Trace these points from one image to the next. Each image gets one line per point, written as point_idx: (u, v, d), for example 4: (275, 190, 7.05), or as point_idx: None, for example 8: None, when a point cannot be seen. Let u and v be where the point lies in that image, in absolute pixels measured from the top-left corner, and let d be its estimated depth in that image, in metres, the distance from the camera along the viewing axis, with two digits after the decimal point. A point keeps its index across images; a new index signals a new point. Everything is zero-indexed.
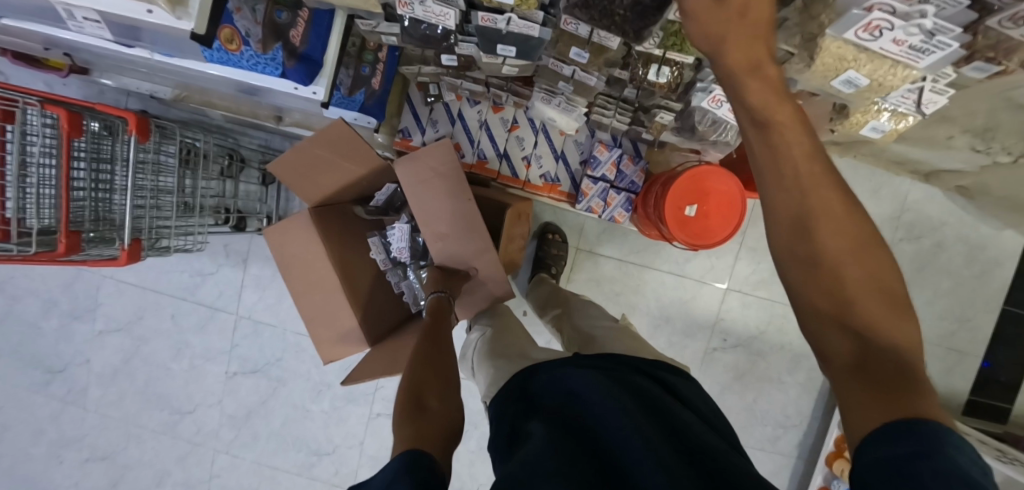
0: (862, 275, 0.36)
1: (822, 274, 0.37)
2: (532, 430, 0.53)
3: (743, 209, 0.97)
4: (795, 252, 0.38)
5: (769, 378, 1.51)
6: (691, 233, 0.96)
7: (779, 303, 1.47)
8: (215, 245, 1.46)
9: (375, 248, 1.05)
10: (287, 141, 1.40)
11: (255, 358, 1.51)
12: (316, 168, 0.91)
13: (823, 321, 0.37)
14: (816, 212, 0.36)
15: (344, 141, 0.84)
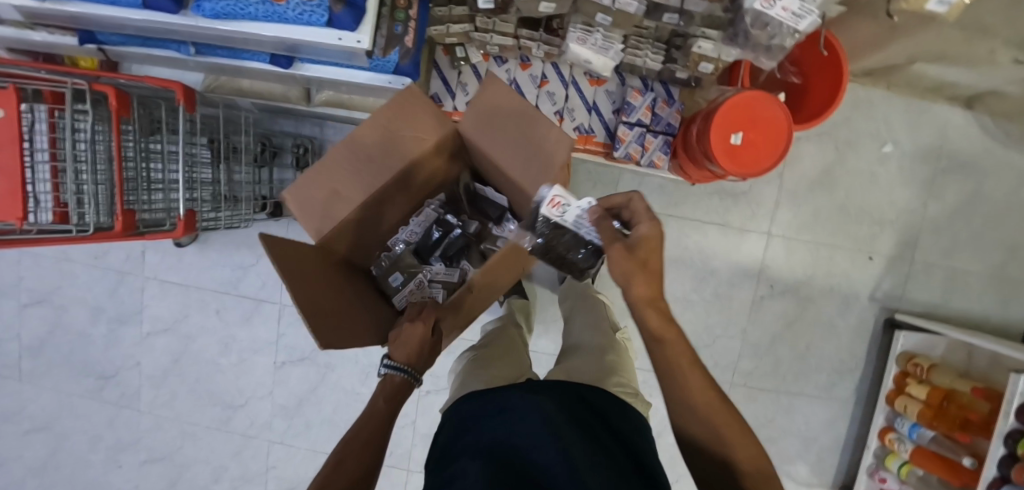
0: (727, 432, 0.51)
1: (702, 431, 0.52)
2: (464, 464, 0.48)
3: (791, 133, 0.94)
4: (685, 408, 0.53)
5: (820, 323, 1.47)
6: (741, 162, 0.94)
7: (822, 245, 1.44)
8: (254, 236, 1.48)
9: (426, 205, 0.98)
10: (315, 126, 1.42)
11: (301, 346, 1.52)
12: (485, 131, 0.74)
13: (706, 457, 0.52)
14: (694, 384, 0.52)
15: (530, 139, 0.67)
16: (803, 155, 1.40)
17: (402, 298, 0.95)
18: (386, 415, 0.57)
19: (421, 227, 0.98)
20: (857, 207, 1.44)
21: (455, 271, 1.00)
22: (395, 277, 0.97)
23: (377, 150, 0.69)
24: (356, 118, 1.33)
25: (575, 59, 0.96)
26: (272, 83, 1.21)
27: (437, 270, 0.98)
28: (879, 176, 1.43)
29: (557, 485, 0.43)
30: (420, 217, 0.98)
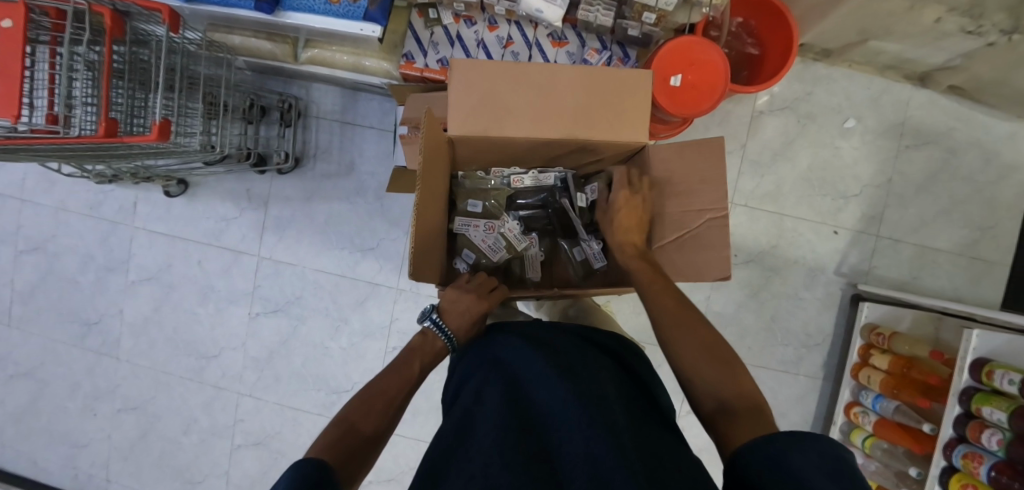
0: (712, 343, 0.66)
1: (703, 345, 0.67)
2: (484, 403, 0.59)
3: (727, 63, 0.99)
4: (682, 329, 0.70)
5: (784, 294, 1.48)
6: (686, 103, 1.02)
7: (786, 217, 1.47)
8: (239, 190, 1.57)
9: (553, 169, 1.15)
10: (303, 88, 1.53)
11: (276, 297, 1.57)
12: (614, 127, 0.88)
13: (713, 374, 0.63)
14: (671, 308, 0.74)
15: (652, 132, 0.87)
16: (765, 127, 1.45)
17: (465, 224, 1.17)
18: (406, 381, 0.78)
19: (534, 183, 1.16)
20: (820, 181, 1.47)
21: (524, 241, 1.20)
22: (473, 204, 1.18)
23: (545, 95, 0.83)
24: (338, 78, 1.43)
25: (528, 10, 1.06)
26: (261, 39, 1.32)
27: (511, 230, 1.18)
28: (840, 152, 1.47)
29: (552, 413, 0.54)
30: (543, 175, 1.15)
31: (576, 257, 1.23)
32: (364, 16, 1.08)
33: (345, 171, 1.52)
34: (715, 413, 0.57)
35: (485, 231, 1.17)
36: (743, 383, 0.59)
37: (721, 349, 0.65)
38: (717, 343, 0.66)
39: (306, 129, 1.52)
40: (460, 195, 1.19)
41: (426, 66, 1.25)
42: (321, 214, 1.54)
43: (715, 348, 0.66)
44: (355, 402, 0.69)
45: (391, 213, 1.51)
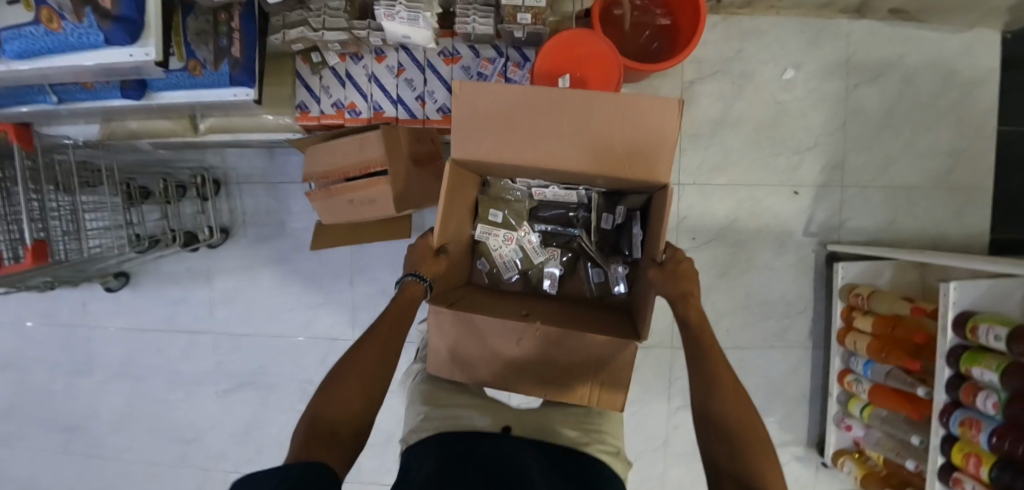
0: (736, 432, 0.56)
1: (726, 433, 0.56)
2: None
3: (603, 41, 0.89)
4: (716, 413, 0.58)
5: (755, 268, 1.38)
6: None
7: (741, 186, 1.37)
8: (181, 271, 1.55)
9: (579, 187, 1.08)
10: (218, 156, 1.48)
11: (241, 370, 1.54)
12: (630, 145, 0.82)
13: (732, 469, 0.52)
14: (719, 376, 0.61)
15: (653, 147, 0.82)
16: (700, 97, 1.35)
17: (486, 231, 1.10)
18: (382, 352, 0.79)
19: (559, 199, 1.13)
20: (769, 141, 1.37)
21: (544, 254, 1.14)
22: (494, 213, 1.11)
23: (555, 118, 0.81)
24: (243, 140, 1.37)
25: (394, 37, 0.98)
26: (158, 119, 1.30)
27: (531, 243, 1.12)
28: (785, 107, 1.36)
29: None
30: (569, 193, 1.10)
31: (592, 277, 1.14)
32: (231, 81, 1.00)
33: (278, 231, 1.47)
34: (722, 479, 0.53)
35: (503, 243, 1.10)
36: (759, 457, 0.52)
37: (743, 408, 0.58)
38: (745, 405, 0.59)
39: (230, 198, 1.48)
40: (481, 203, 1.11)
41: (321, 113, 1.18)
42: (266, 279, 1.48)
43: (736, 406, 0.58)
44: (335, 393, 0.72)
45: (331, 265, 1.44)
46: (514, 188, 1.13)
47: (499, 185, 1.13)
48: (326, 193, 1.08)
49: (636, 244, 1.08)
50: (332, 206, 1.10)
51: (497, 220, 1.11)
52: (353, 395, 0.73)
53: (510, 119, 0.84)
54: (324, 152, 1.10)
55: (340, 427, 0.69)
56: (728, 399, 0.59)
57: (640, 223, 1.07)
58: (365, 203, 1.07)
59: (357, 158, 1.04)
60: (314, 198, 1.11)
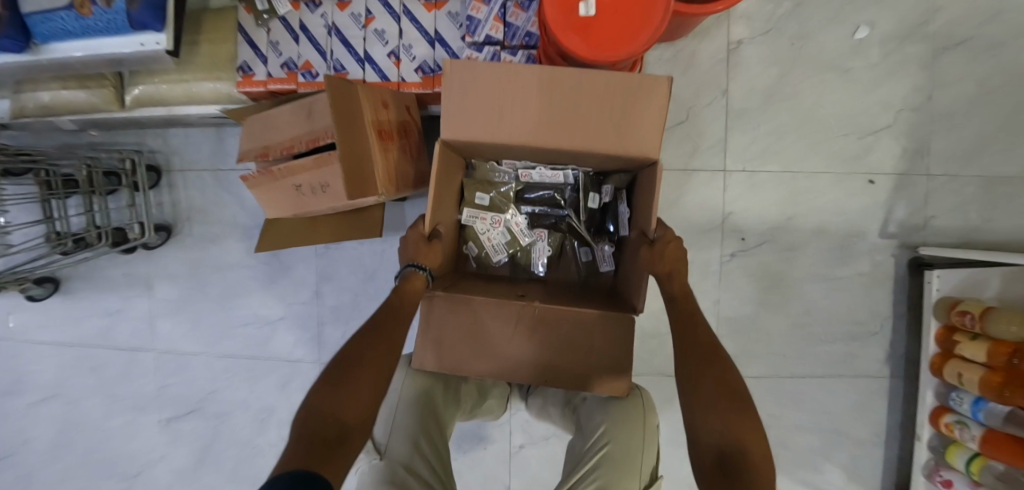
0: (717, 391, 0.51)
1: (715, 393, 0.51)
2: None
3: None
4: (702, 379, 0.53)
5: (819, 278, 1.09)
6: (628, 34, 0.64)
7: (803, 173, 1.06)
8: (117, 277, 1.29)
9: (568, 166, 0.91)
10: (159, 137, 1.22)
11: (185, 397, 1.28)
12: (622, 121, 0.66)
13: (714, 423, 0.48)
14: (699, 339, 0.59)
15: (645, 125, 0.66)
16: (748, 62, 1.05)
17: (472, 215, 0.94)
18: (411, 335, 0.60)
19: (546, 181, 0.94)
20: (838, 117, 1.07)
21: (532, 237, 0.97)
22: (480, 196, 0.94)
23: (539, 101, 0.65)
24: (180, 117, 1.10)
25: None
26: (76, 89, 1.05)
27: (519, 225, 0.96)
28: (857, 74, 1.07)
29: None
30: (556, 173, 0.92)
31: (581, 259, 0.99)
32: (130, 23, 0.76)
33: (226, 229, 1.20)
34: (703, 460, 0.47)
35: (491, 227, 0.95)
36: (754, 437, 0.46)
37: (736, 393, 0.51)
38: (737, 389, 0.51)
39: (172, 189, 1.22)
40: (467, 187, 0.94)
41: (269, 77, 0.91)
42: (213, 286, 1.21)
43: (728, 389, 0.51)
44: (340, 385, 0.50)
45: (289, 271, 1.17)
46: (497, 168, 0.95)
47: (483, 169, 0.95)
48: (266, 176, 0.81)
49: (624, 222, 0.93)
50: (276, 194, 0.83)
51: (482, 201, 0.94)
52: (364, 389, 0.51)
53: (484, 104, 0.67)
54: (263, 122, 0.83)
55: (351, 432, 0.47)
56: (717, 370, 0.54)
57: (629, 201, 0.92)
58: (315, 191, 0.80)
59: (304, 129, 0.78)
60: (253, 184, 0.84)
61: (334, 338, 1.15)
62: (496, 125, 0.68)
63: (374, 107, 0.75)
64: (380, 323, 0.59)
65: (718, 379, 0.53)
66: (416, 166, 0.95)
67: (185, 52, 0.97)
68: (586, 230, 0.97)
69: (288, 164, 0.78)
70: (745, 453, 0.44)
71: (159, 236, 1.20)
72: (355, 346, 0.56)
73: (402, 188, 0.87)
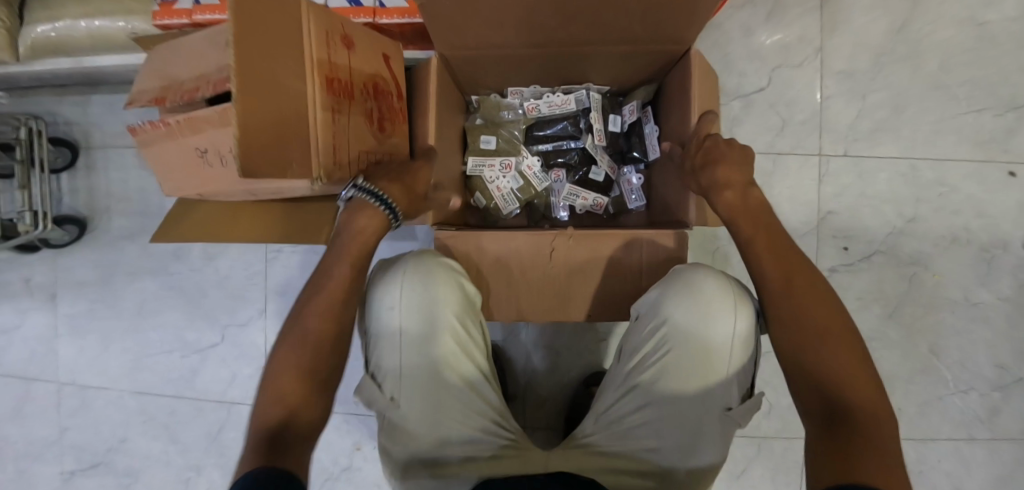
0: (816, 327, 0.39)
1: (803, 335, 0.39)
2: None
3: None
4: (785, 320, 0.40)
5: (947, 302, 0.81)
6: None
7: (921, 161, 0.80)
8: (11, 280, 0.94)
9: (580, 88, 0.70)
10: (76, 105, 0.91)
11: (91, 445, 0.94)
12: (650, 20, 0.50)
13: (810, 366, 0.37)
14: (764, 263, 0.43)
15: (678, 19, 0.49)
16: (851, 12, 0.79)
17: (478, 162, 0.71)
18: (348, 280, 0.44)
19: (555, 112, 0.71)
20: (968, 86, 0.80)
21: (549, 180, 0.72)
22: (485, 139, 0.72)
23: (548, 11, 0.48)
24: (95, 72, 0.82)
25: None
26: None
27: (534, 168, 0.71)
28: (995, 30, 0.80)
29: None
30: (567, 96, 0.70)
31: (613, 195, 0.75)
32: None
33: (155, 221, 0.88)
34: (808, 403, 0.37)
35: (502, 175, 0.71)
36: (852, 368, 0.36)
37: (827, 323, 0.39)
38: (831, 317, 0.39)
39: (90, 172, 0.91)
40: (469, 133, 0.73)
41: (195, 2, 0.65)
42: (129, 300, 0.90)
43: (818, 319, 0.39)
44: (279, 363, 0.39)
45: (230, 283, 0.86)
46: (501, 99, 0.72)
47: (491, 102, 0.72)
48: (160, 129, 0.55)
49: (653, 145, 0.69)
50: (178, 157, 0.58)
51: (481, 142, 0.72)
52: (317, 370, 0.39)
53: (474, 16, 0.49)
54: (168, 52, 0.57)
55: (308, 436, 0.36)
56: (805, 302, 0.40)
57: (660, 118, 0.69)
58: (226, 160, 0.55)
59: (214, 66, 0.51)
60: (144, 139, 0.59)
61: None
62: (489, 29, 0.52)
63: (322, 35, 0.48)
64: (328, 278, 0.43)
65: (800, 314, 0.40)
66: (392, 147, 0.62)
67: None
68: (609, 161, 0.72)
69: (188, 114, 0.53)
70: (866, 412, 0.33)
71: (66, 231, 0.89)
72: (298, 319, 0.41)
73: (362, 178, 0.56)
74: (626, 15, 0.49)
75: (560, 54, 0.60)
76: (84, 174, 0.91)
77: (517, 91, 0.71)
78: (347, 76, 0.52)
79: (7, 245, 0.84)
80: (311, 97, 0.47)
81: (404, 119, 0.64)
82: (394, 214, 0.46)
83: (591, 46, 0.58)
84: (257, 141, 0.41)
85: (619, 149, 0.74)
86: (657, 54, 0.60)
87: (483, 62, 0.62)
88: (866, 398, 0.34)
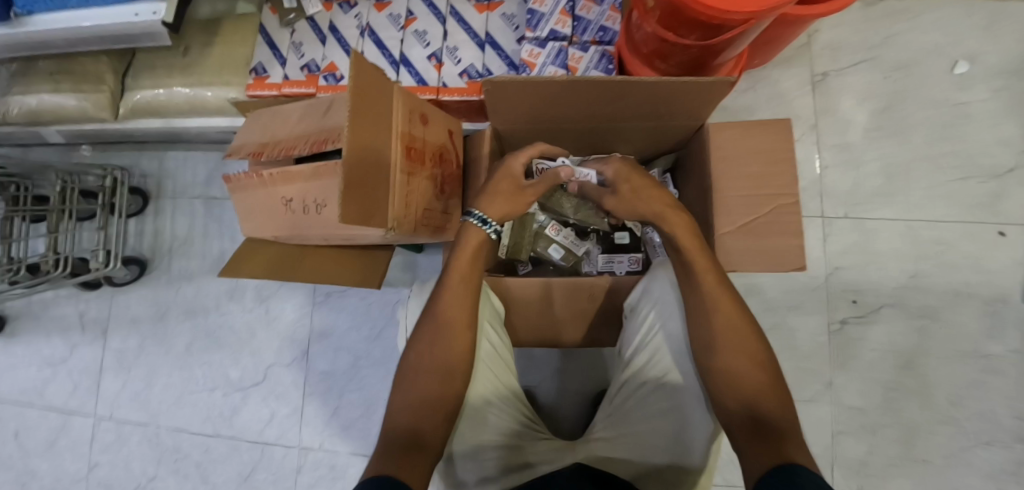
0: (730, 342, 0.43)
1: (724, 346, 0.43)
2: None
3: None
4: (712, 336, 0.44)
5: (957, 353, 0.85)
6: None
7: (917, 222, 0.88)
8: (68, 316, 1.00)
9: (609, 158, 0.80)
10: (154, 160, 1.01)
11: (121, 483, 0.94)
12: (673, 104, 0.60)
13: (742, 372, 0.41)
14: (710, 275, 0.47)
15: (694, 104, 0.60)
16: (840, 95, 0.91)
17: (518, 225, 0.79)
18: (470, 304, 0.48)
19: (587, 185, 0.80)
20: (951, 157, 0.90)
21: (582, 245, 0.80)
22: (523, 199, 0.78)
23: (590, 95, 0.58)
24: (180, 133, 0.94)
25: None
26: (63, 92, 0.88)
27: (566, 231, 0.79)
28: (968, 110, 0.91)
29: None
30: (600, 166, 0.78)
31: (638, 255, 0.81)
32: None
33: (211, 265, 0.96)
34: (728, 407, 0.40)
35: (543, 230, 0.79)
36: (754, 372, 0.40)
37: (743, 343, 0.42)
38: (744, 332, 0.43)
39: (157, 217, 0.99)
40: None
41: (285, 79, 0.78)
42: (179, 338, 0.95)
43: (739, 339, 0.42)
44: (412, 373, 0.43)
45: (278, 324, 0.91)
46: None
47: None
48: (253, 179, 0.64)
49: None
50: (259, 203, 0.66)
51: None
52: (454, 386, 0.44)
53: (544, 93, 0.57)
54: (268, 117, 0.68)
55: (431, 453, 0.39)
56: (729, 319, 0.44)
57: (678, 183, 0.78)
58: (307, 207, 0.61)
59: (310, 132, 0.61)
60: (236, 186, 0.67)
61: (327, 410, 0.88)
62: (537, 108, 0.62)
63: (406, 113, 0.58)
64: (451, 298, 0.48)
65: (722, 335, 0.43)
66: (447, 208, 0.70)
67: (194, 53, 0.84)
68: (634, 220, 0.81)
69: (280, 169, 0.62)
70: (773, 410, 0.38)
71: (129, 271, 0.95)
72: (424, 333, 0.46)
73: (426, 231, 0.64)
74: (656, 98, 0.59)
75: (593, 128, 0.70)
76: (150, 220, 1.00)
77: None
78: (419, 143, 0.61)
79: (76, 281, 0.91)
80: (393, 163, 0.55)
81: (456, 185, 0.73)
82: (485, 222, 0.55)
83: (621, 122, 0.68)
84: (355, 196, 0.48)
85: None
86: (675, 131, 0.70)
87: (525, 132, 0.71)
88: (771, 403, 0.38)
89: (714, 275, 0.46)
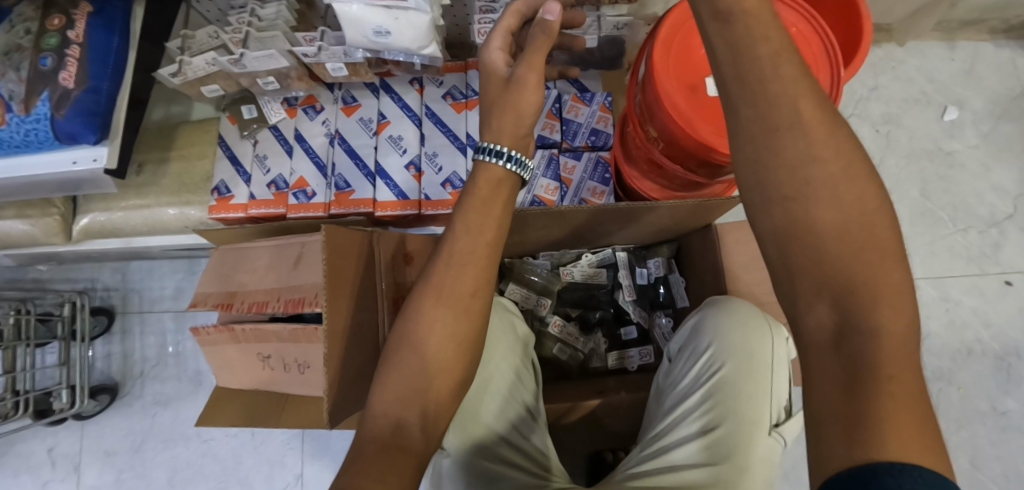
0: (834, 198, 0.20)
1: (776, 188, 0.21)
2: None
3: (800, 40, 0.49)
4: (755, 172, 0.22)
5: (975, 414, 0.82)
6: None
7: (923, 280, 0.86)
8: (36, 454, 0.91)
9: (603, 250, 0.79)
10: (118, 273, 0.94)
11: None
12: (686, 214, 0.59)
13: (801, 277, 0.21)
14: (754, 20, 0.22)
15: (692, 217, 0.60)
16: None
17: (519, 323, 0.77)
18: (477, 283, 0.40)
19: (586, 278, 0.78)
20: (950, 209, 0.88)
21: (589, 342, 0.78)
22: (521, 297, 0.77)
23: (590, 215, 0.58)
24: (143, 250, 0.87)
25: (360, 38, 0.55)
26: (6, 217, 0.78)
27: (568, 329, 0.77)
28: (959, 158, 0.90)
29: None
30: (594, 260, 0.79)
31: (645, 354, 0.77)
32: (57, 137, 0.55)
33: (191, 386, 0.89)
34: (804, 326, 0.21)
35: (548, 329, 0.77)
36: (867, 263, 0.20)
37: (847, 185, 0.20)
38: (860, 173, 0.20)
39: (126, 336, 0.92)
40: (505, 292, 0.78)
41: (251, 198, 0.71)
42: (159, 468, 0.87)
43: (848, 187, 0.20)
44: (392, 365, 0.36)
45: (265, 448, 0.85)
46: (532, 260, 0.80)
47: (525, 266, 0.79)
48: (223, 334, 0.59)
49: (679, 296, 0.76)
50: (231, 357, 0.60)
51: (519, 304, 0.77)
52: (449, 364, 0.37)
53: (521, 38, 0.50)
54: (235, 258, 0.62)
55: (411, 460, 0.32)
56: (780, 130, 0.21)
57: (684, 271, 0.78)
58: (288, 366, 0.56)
59: (281, 284, 0.55)
60: (206, 339, 0.61)
61: None
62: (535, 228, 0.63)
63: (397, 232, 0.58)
64: (459, 260, 0.39)
65: (813, 177, 0.20)
66: None
67: (149, 170, 0.77)
68: (639, 313, 0.78)
69: (253, 326, 0.57)
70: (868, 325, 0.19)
71: (98, 402, 0.87)
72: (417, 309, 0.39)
73: None
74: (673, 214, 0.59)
75: (589, 233, 0.70)
76: (118, 341, 0.92)
77: (546, 254, 0.80)
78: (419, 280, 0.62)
79: (40, 422, 0.83)
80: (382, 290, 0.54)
81: None
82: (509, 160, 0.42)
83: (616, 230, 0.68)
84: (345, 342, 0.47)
85: (648, 298, 0.79)
86: (670, 230, 0.71)
87: (521, 240, 0.71)
88: (896, 320, 0.19)
89: (799, 67, 0.21)
